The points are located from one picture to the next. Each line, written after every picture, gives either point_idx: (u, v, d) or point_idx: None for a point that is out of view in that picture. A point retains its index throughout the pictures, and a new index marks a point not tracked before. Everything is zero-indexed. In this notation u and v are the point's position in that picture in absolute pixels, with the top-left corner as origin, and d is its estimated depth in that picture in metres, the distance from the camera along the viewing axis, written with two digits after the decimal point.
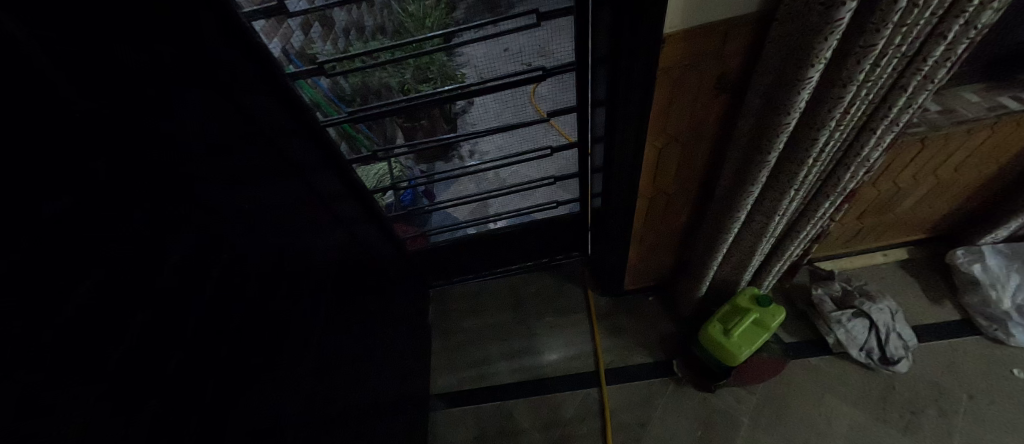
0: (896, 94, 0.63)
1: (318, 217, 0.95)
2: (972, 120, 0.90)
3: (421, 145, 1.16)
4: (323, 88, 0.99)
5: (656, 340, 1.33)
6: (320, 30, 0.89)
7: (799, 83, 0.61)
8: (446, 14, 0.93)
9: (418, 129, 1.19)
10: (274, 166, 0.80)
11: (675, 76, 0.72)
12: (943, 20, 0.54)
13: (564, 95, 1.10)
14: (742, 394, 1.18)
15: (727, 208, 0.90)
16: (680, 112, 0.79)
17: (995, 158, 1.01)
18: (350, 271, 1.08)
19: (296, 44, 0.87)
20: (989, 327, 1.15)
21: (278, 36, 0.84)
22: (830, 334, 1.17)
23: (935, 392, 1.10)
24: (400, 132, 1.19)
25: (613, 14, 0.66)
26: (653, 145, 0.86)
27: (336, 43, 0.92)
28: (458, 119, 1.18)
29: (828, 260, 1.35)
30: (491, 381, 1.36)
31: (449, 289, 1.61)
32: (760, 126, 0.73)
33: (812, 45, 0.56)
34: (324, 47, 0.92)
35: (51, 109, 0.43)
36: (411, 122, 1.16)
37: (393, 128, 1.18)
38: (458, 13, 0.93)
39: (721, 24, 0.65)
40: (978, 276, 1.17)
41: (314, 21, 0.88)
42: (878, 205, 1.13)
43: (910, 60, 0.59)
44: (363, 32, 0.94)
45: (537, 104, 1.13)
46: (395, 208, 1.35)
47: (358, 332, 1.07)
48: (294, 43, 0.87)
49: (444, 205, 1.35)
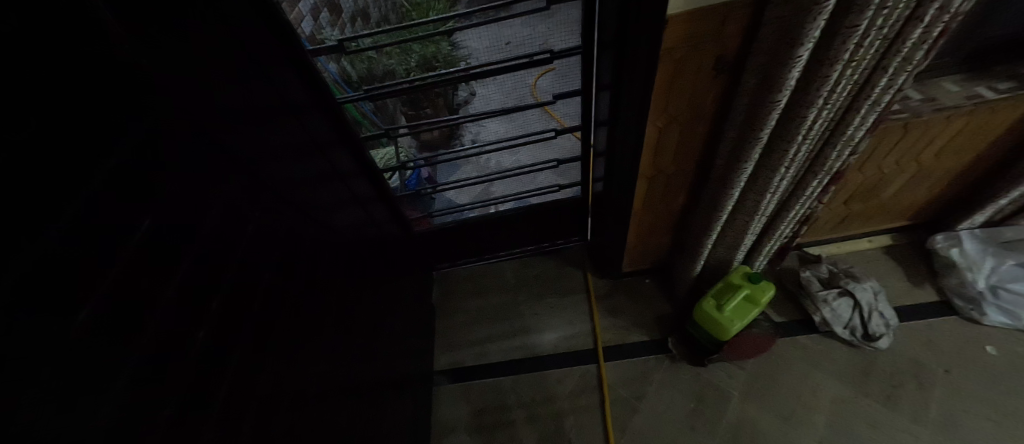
0: (879, 75, 0.69)
1: (332, 190, 0.99)
2: (952, 107, 0.96)
3: (422, 127, 1.20)
4: (330, 71, 1.03)
5: (652, 319, 1.39)
6: (329, 16, 0.95)
7: (789, 61, 0.66)
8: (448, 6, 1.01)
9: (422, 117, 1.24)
10: (291, 138, 0.84)
11: (677, 55, 0.77)
12: (920, 4, 0.60)
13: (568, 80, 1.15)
14: (733, 369, 1.24)
15: (722, 186, 0.95)
16: (679, 92, 0.84)
17: (972, 146, 1.08)
18: (361, 246, 1.13)
19: (307, 28, 0.92)
20: (965, 307, 1.21)
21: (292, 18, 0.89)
22: (817, 313, 1.24)
23: (913, 367, 1.16)
24: (402, 114, 1.22)
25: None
26: (654, 125, 0.91)
27: (344, 28, 0.98)
28: (460, 109, 1.24)
29: (816, 246, 1.41)
30: (493, 358, 1.41)
31: (452, 272, 1.65)
32: (755, 105, 0.78)
33: (803, 25, 0.62)
34: (333, 32, 0.97)
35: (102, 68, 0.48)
36: (415, 109, 1.21)
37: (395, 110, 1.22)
38: (460, 6, 1.01)
39: (720, 8, 0.70)
40: (956, 259, 1.24)
41: (323, 7, 0.94)
42: (864, 190, 1.20)
43: (891, 42, 0.65)
44: (369, 21, 1.00)
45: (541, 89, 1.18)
46: (401, 189, 1.39)
47: (367, 304, 1.11)
48: (306, 27, 0.92)
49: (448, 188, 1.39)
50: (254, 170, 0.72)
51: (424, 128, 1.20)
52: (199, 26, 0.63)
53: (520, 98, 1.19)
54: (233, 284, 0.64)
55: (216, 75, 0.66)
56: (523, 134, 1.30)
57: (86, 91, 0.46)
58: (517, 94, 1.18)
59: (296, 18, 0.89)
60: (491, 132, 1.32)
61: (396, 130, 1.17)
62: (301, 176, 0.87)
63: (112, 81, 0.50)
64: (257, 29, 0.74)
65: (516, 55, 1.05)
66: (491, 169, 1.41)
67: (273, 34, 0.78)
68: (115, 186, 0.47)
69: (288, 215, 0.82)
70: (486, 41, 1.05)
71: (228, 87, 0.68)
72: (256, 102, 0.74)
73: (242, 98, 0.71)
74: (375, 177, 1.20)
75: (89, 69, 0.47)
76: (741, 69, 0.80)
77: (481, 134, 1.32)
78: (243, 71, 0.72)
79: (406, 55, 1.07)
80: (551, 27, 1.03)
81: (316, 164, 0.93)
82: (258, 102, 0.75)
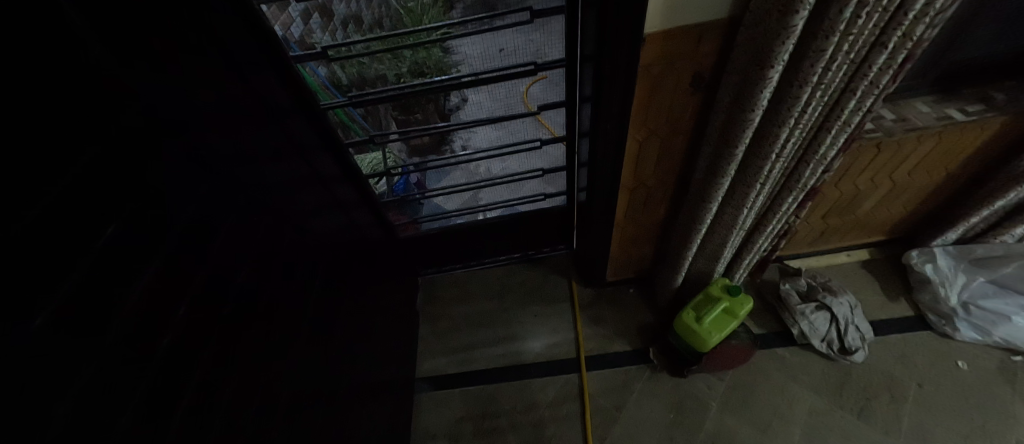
0: (848, 97, 0.71)
1: (311, 195, 0.99)
2: (923, 128, 0.99)
3: (412, 133, 1.18)
4: (320, 76, 1.05)
5: (634, 328, 1.40)
6: (320, 20, 0.96)
7: (761, 82, 0.68)
8: (442, 11, 1.04)
9: (412, 122, 1.25)
10: (270, 142, 0.84)
11: (656, 72, 0.79)
12: (884, 31, 0.62)
13: (553, 92, 1.17)
14: (712, 380, 1.25)
15: (700, 200, 0.97)
16: (657, 107, 0.86)
17: (945, 166, 1.11)
18: (343, 252, 1.13)
19: (296, 32, 0.93)
20: (938, 322, 1.24)
21: (280, 23, 0.89)
22: (795, 326, 1.25)
23: (887, 381, 1.18)
24: (388, 118, 1.23)
25: (599, 14, 0.72)
26: (634, 139, 0.93)
27: (335, 33, 0.99)
28: (452, 115, 1.24)
29: (796, 259, 1.44)
30: (475, 366, 1.41)
31: (438, 278, 1.65)
32: (729, 123, 0.80)
33: (773, 47, 0.63)
34: (324, 37, 0.98)
35: (72, 78, 0.49)
36: (405, 114, 1.22)
37: (387, 119, 1.23)
38: (454, 12, 1.05)
39: (696, 27, 0.72)
40: (929, 275, 1.27)
41: (314, 12, 0.95)
42: (840, 206, 1.22)
43: (858, 66, 0.67)
44: (362, 26, 1.02)
45: (527, 100, 1.20)
46: (389, 195, 1.37)
47: (347, 309, 1.11)
48: (294, 31, 0.92)
49: (434, 195, 1.39)
50: (228, 175, 0.73)
51: (416, 135, 1.19)
52: (178, 32, 0.63)
53: (507, 108, 1.20)
54: (206, 288, 0.64)
55: (192, 82, 0.66)
56: (510, 144, 1.30)
57: (54, 96, 0.46)
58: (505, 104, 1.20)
59: (283, 22, 0.90)
60: (478, 141, 1.33)
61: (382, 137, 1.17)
62: (281, 180, 0.87)
63: (83, 85, 0.50)
64: (239, 35, 0.74)
65: (501, 65, 1.06)
66: (478, 177, 1.42)
67: (255, 41, 0.78)
68: (77, 192, 0.47)
69: (267, 220, 0.82)
70: (478, 48, 1.08)
71: (205, 94, 0.68)
72: (234, 108, 0.75)
73: (220, 104, 0.71)
74: (359, 182, 1.20)
75: (58, 74, 0.47)
76: (718, 87, 0.82)
77: (469, 143, 1.34)
78: (223, 78, 0.72)
79: (396, 63, 1.10)
80: (538, 40, 1.05)
81: (295, 170, 0.93)
82: (235, 108, 0.75)
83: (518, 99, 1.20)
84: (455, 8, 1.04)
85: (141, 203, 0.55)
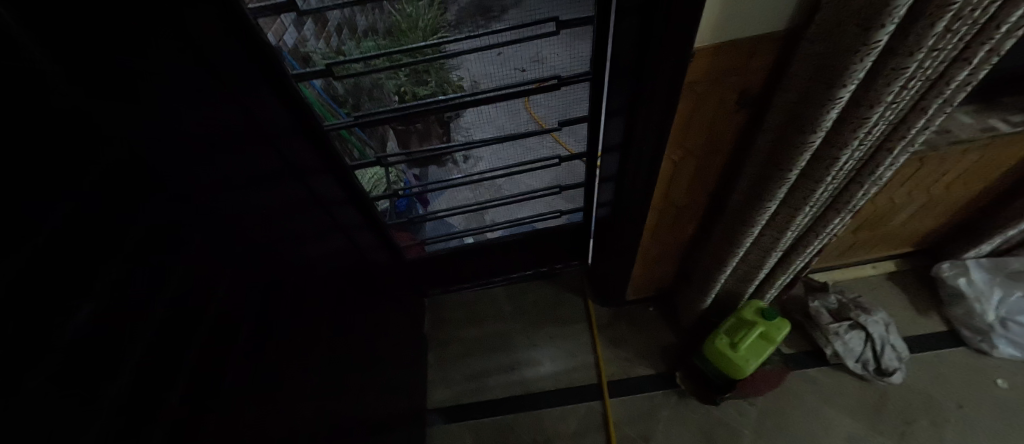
0: (916, 116, 0.65)
1: (315, 224, 0.91)
2: (968, 141, 0.94)
3: (417, 154, 1.09)
4: (317, 88, 0.91)
5: (657, 350, 1.33)
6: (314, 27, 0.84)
7: (827, 102, 0.61)
8: (438, 15, 0.91)
9: (413, 134, 1.16)
10: (271, 170, 0.75)
11: (701, 89, 0.72)
12: (968, 46, 0.56)
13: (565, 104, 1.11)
14: (743, 405, 1.19)
15: (740, 223, 0.89)
16: (697, 126, 0.79)
17: (983, 177, 1.06)
18: (349, 281, 1.04)
19: (289, 41, 0.80)
20: (974, 339, 1.19)
21: (274, 32, 0.77)
22: (828, 346, 1.19)
23: (926, 402, 1.13)
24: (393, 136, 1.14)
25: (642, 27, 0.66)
26: (670, 159, 0.86)
27: (330, 41, 0.88)
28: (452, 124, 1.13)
29: (822, 272, 1.38)
30: (490, 394, 1.33)
31: (446, 298, 1.57)
32: (780, 143, 0.73)
33: (846, 65, 0.57)
34: (318, 46, 0.87)
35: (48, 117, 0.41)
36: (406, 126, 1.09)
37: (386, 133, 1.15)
38: (450, 15, 0.92)
39: (749, 41, 0.65)
40: (964, 289, 1.22)
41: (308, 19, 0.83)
42: (872, 220, 1.17)
43: (932, 83, 0.61)
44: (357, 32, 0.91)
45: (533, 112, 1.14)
46: (391, 214, 1.29)
47: (356, 345, 1.02)
48: (288, 40, 0.80)
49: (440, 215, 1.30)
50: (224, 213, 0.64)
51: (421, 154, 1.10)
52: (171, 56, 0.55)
53: (516, 121, 1.14)
54: (206, 349, 0.56)
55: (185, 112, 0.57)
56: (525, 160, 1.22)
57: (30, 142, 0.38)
58: (512, 117, 1.13)
59: (277, 30, 0.78)
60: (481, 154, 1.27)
61: (388, 158, 1.08)
62: (286, 211, 0.78)
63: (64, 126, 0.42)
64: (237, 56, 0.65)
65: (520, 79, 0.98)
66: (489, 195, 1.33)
67: (254, 60, 0.69)
68: (38, 269, 0.38)
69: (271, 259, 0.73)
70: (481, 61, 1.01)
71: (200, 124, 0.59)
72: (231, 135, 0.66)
73: (214, 135, 0.62)
74: (363, 204, 1.11)
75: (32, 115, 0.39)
76: (766, 104, 0.75)
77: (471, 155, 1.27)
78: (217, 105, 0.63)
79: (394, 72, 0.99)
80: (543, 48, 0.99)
81: (298, 197, 0.84)
82: (233, 136, 0.66)
83: (522, 109, 1.12)
84: (450, 9, 0.92)
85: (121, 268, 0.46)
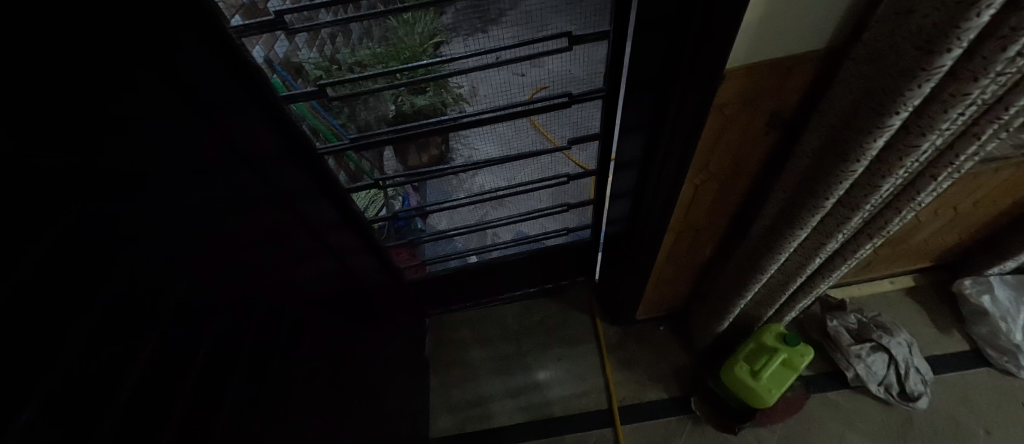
0: (967, 141, 0.59)
1: (312, 254, 0.84)
2: (1002, 158, 0.88)
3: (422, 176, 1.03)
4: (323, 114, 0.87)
5: (669, 372, 1.28)
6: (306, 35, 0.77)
7: (874, 130, 0.55)
8: (433, 17, 0.81)
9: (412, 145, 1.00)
10: (261, 201, 0.68)
11: (729, 112, 0.66)
12: None
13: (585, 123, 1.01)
14: (762, 432, 1.14)
15: (765, 249, 0.84)
16: (723, 148, 0.73)
17: (1012, 193, 1.01)
18: (348, 312, 0.98)
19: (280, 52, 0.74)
20: (999, 359, 1.15)
21: (262, 43, 0.70)
22: (850, 369, 1.14)
23: (953, 427, 1.09)
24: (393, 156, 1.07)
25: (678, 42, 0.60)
26: (691, 183, 0.80)
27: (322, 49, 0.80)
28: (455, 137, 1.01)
29: (838, 288, 1.33)
30: (496, 421, 1.28)
31: (448, 317, 1.51)
32: (815, 169, 0.68)
33: (899, 91, 0.51)
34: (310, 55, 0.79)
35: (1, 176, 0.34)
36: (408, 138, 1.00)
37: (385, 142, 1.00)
38: (446, 17, 0.81)
39: (785, 61, 0.59)
40: (988, 308, 1.17)
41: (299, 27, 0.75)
42: (894, 237, 1.12)
43: (988, 106, 0.55)
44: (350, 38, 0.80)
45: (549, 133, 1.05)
46: (389, 231, 1.21)
47: (356, 380, 0.96)
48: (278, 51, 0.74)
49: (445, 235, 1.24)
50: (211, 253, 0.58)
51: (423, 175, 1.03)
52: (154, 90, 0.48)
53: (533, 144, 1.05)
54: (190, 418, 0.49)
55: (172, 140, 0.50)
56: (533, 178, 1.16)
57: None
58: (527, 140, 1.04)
59: (266, 43, 0.71)
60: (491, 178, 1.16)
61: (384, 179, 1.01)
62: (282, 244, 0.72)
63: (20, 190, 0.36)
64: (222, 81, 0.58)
65: (528, 97, 0.92)
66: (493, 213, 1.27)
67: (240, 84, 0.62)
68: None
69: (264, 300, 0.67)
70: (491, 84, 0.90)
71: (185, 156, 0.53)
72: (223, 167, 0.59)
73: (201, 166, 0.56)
74: (359, 226, 1.05)
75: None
76: (799, 125, 0.70)
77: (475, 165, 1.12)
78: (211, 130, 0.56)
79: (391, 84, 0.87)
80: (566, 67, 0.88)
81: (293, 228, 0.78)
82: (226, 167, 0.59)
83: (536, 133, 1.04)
84: (446, 12, 0.80)
85: (80, 331, 0.39)
